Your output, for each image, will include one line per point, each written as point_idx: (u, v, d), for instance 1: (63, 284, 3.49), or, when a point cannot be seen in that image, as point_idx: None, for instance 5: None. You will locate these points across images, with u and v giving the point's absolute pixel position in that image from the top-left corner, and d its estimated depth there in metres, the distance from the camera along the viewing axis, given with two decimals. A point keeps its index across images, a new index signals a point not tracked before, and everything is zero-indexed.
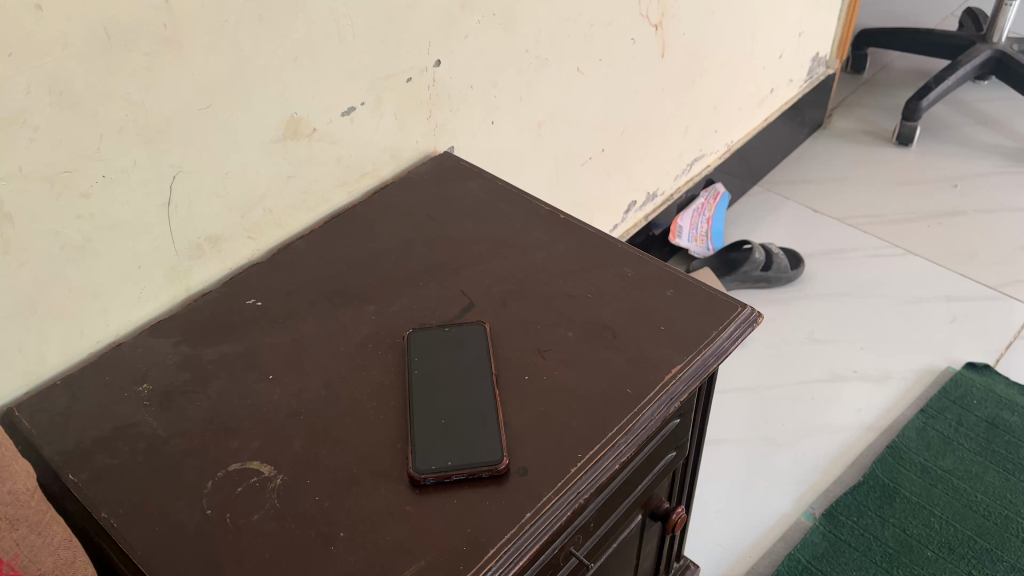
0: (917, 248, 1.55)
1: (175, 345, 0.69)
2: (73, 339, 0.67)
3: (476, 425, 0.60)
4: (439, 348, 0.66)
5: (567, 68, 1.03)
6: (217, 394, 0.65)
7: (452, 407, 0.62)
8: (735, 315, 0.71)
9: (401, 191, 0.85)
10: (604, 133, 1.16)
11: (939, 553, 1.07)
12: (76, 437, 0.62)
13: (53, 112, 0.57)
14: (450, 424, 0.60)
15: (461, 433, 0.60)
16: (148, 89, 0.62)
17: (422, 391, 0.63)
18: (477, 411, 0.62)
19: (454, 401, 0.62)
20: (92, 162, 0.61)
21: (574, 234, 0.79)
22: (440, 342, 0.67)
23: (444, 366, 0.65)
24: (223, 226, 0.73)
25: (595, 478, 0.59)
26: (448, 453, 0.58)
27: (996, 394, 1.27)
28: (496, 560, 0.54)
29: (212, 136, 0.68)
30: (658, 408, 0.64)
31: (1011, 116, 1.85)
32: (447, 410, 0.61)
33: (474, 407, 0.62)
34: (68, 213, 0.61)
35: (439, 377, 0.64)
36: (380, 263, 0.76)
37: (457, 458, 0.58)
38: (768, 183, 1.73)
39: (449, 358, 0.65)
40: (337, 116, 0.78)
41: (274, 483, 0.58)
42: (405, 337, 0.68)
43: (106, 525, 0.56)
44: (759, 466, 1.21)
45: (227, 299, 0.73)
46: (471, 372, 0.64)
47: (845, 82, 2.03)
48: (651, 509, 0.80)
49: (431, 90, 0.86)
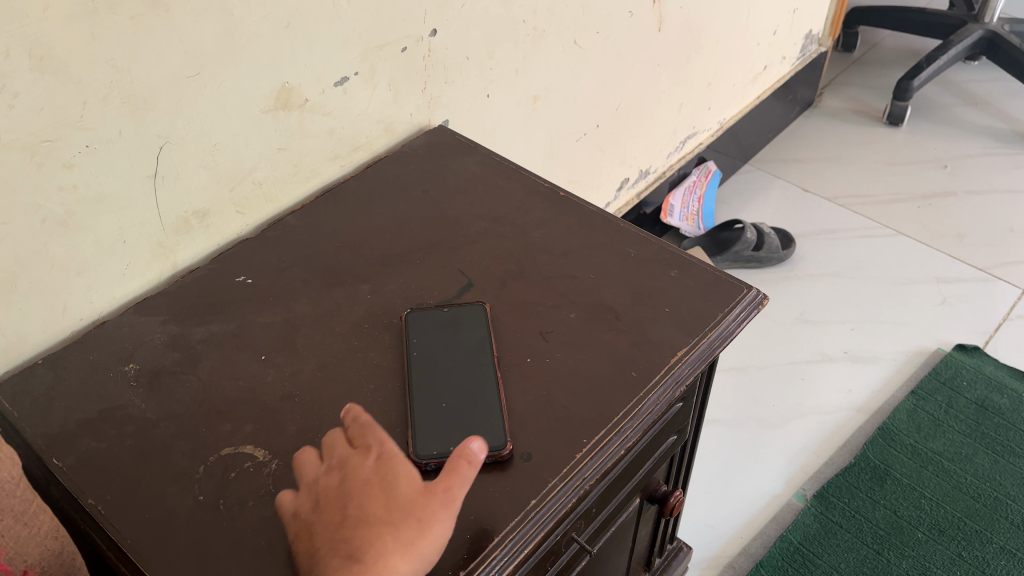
0: (908, 229, 1.54)
1: (163, 324, 0.66)
2: (55, 316, 0.64)
3: (479, 410, 0.59)
4: (439, 330, 0.64)
5: (563, 41, 1.00)
6: (207, 375, 0.62)
7: (454, 392, 0.60)
8: (740, 296, 0.69)
9: (394, 166, 0.83)
10: (599, 108, 1.14)
11: (929, 535, 1.08)
12: (61, 420, 0.59)
13: (34, 77, 0.54)
14: (452, 410, 0.58)
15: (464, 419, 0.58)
16: (135, 55, 0.59)
17: (422, 374, 0.61)
18: (479, 395, 0.60)
19: (456, 385, 0.60)
20: (75, 131, 0.58)
21: (574, 213, 0.77)
22: (439, 324, 0.65)
23: (444, 349, 0.63)
24: (212, 200, 0.71)
25: (601, 464, 0.58)
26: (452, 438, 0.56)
27: (986, 376, 1.28)
28: (501, 549, 0.52)
29: (201, 104, 0.65)
30: (664, 392, 0.62)
31: (999, 97, 1.85)
32: (449, 395, 0.59)
33: (477, 391, 0.60)
34: (50, 184, 0.58)
35: (439, 361, 0.62)
36: (376, 240, 0.74)
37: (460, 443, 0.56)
38: (759, 162, 1.71)
39: (448, 341, 0.63)
40: (329, 86, 0.75)
41: (269, 468, 0.56)
42: (403, 317, 0.66)
43: (93, 512, 0.54)
44: (750, 448, 1.20)
45: (216, 276, 0.70)
46: (472, 356, 0.62)
47: (835, 61, 2.02)
48: (649, 492, 0.79)
49: (425, 61, 0.83)
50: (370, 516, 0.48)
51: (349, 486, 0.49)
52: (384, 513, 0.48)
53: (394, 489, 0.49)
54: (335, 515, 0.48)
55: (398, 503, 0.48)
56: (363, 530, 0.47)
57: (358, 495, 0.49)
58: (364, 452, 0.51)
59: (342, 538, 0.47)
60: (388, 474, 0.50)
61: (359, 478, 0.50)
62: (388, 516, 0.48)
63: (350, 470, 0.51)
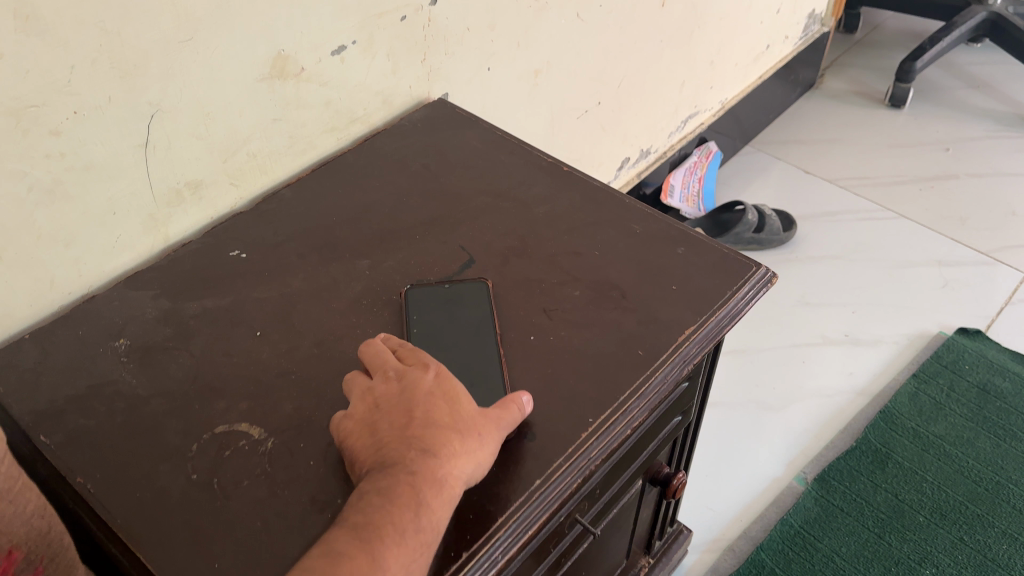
0: (910, 212, 1.53)
1: (154, 299, 0.64)
2: (42, 290, 0.62)
3: (480, 389, 0.57)
4: (439, 307, 0.62)
5: (566, 14, 0.98)
6: (200, 351, 0.60)
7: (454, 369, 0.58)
8: (749, 274, 0.67)
9: (393, 139, 0.80)
10: (601, 84, 1.12)
11: (931, 519, 1.07)
12: (49, 396, 0.57)
13: (18, 39, 0.52)
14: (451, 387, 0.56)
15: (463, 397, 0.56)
16: (125, 18, 0.56)
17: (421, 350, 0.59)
18: (480, 373, 0.58)
19: (456, 363, 0.58)
20: (62, 96, 0.56)
21: (578, 188, 0.75)
22: (440, 301, 0.63)
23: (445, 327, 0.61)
24: (205, 171, 0.68)
25: (606, 444, 0.56)
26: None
27: (988, 359, 1.26)
28: (504, 531, 0.51)
29: (193, 71, 0.63)
30: (671, 371, 0.60)
31: (1002, 80, 1.83)
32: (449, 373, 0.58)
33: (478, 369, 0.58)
34: (36, 151, 0.56)
35: (440, 339, 0.60)
36: (374, 215, 0.72)
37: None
38: (760, 143, 1.69)
39: (449, 318, 0.61)
40: (326, 55, 0.72)
41: (265, 447, 0.54)
42: (402, 293, 0.64)
43: (82, 491, 0.52)
44: (749, 431, 1.19)
45: (209, 250, 0.68)
46: (474, 333, 0.61)
47: (836, 42, 1.99)
48: (651, 474, 0.78)
49: (425, 32, 0.81)
50: (437, 421, 0.49)
51: (415, 392, 0.50)
52: (452, 422, 0.49)
53: (458, 401, 0.50)
54: (402, 418, 0.49)
55: (462, 415, 0.50)
56: (434, 431, 0.48)
57: (424, 402, 0.50)
58: (423, 364, 0.52)
59: (413, 438, 0.48)
60: (450, 386, 0.51)
61: (423, 387, 0.50)
62: (456, 425, 0.49)
63: (412, 378, 0.51)
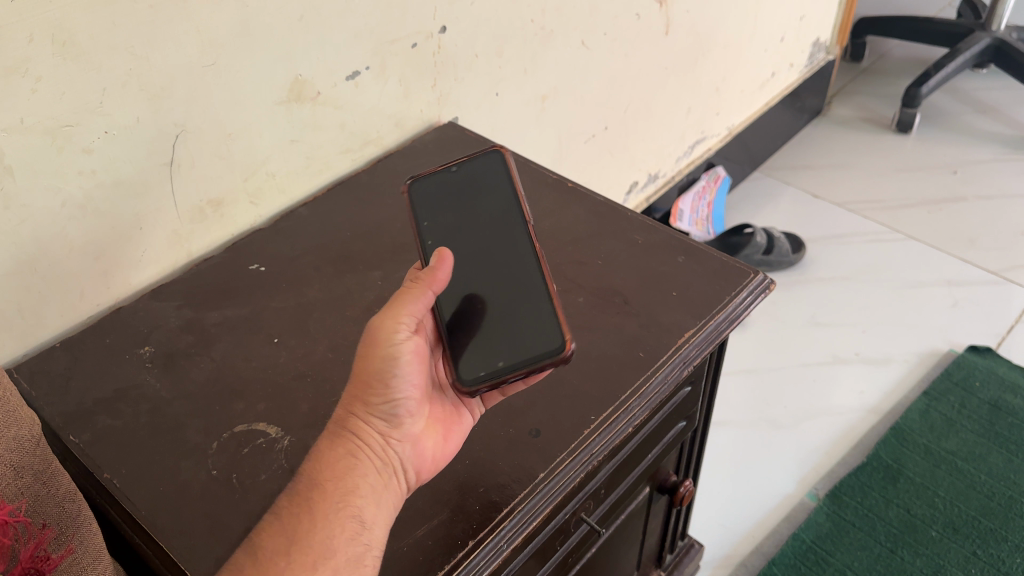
0: (918, 233, 1.55)
1: (177, 309, 0.67)
2: (74, 302, 0.65)
3: (510, 245, 0.56)
4: (468, 191, 0.59)
5: (571, 41, 1.02)
6: (221, 356, 0.63)
7: (461, 241, 0.57)
8: (748, 281, 0.70)
9: (405, 160, 0.84)
10: (607, 110, 1.16)
11: (943, 533, 1.07)
12: (77, 399, 0.60)
13: (56, 62, 0.56)
14: (471, 258, 0.56)
15: (493, 274, 0.55)
16: (152, 44, 0.60)
17: (437, 241, 0.57)
18: (505, 237, 0.57)
19: (463, 238, 0.57)
20: (94, 117, 0.59)
21: (582, 203, 0.78)
22: (451, 190, 0.59)
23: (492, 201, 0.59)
24: (227, 190, 0.72)
25: (609, 440, 0.58)
26: (475, 295, 0.55)
27: (999, 376, 1.27)
28: (509, 520, 0.53)
29: (215, 93, 0.66)
30: (671, 371, 0.63)
31: (1008, 105, 1.86)
32: (458, 243, 0.57)
33: (500, 232, 0.57)
34: (70, 168, 0.60)
35: (461, 223, 0.58)
36: (387, 230, 0.75)
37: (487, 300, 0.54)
38: (768, 170, 1.72)
39: (483, 193, 0.59)
40: (341, 79, 0.76)
41: (281, 444, 0.57)
42: (404, 193, 0.60)
43: (109, 485, 0.55)
44: (760, 449, 1.20)
45: (230, 264, 0.72)
46: (510, 204, 0.58)
47: (843, 70, 2.03)
48: (659, 482, 0.80)
49: (435, 58, 0.85)
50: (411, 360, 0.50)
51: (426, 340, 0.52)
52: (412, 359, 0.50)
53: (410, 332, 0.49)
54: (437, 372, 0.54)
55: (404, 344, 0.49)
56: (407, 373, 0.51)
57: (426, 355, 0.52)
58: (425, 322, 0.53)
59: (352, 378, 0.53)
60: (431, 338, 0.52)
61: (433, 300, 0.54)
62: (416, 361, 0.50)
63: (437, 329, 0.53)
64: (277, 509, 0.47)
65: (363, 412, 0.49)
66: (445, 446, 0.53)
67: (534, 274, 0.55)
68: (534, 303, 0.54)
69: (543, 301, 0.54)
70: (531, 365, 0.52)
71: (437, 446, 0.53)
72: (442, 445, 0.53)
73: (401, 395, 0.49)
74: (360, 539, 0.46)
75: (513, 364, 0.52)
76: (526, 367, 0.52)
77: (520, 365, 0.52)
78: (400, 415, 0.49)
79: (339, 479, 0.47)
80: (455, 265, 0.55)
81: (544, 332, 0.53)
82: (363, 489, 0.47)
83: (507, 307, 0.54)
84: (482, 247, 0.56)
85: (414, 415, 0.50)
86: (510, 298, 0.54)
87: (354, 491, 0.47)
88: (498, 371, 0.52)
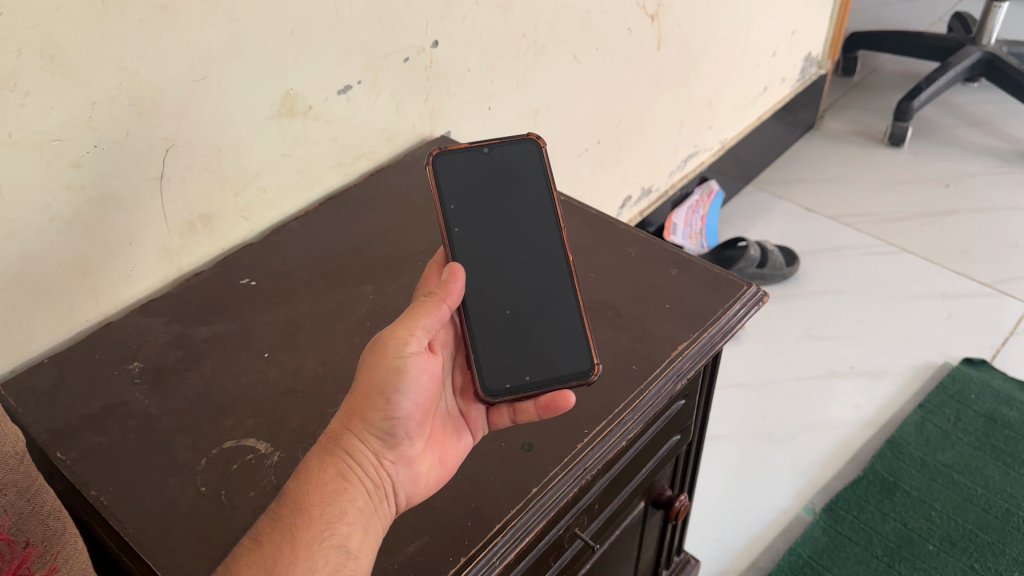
0: (912, 246, 1.55)
1: (167, 324, 0.67)
2: (62, 317, 0.65)
3: (540, 247, 0.57)
4: (497, 176, 0.57)
5: (563, 56, 1.02)
6: (210, 372, 0.63)
7: (491, 236, 0.56)
8: (740, 293, 0.69)
9: (397, 175, 0.84)
10: (601, 124, 1.16)
11: (940, 547, 1.06)
12: (65, 416, 0.60)
13: (44, 76, 0.55)
14: (501, 258, 0.56)
15: (524, 277, 0.56)
16: (142, 57, 0.60)
17: (463, 233, 0.55)
18: (537, 236, 0.57)
19: (494, 235, 0.56)
20: (83, 131, 0.59)
21: (574, 216, 0.78)
22: (475, 175, 0.56)
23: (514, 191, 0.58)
24: (217, 204, 0.72)
25: (602, 454, 0.58)
26: (505, 299, 0.55)
27: (994, 389, 1.27)
28: (501, 536, 0.52)
29: (205, 107, 0.66)
30: (664, 384, 0.62)
31: (1000, 118, 1.87)
32: (489, 238, 0.56)
33: (530, 231, 0.57)
34: (58, 183, 0.59)
35: (487, 215, 0.56)
36: (378, 244, 0.75)
37: (517, 306, 0.56)
38: (761, 184, 1.73)
39: (512, 182, 0.57)
40: (333, 94, 0.76)
41: (271, 460, 0.56)
42: (428, 165, 0.56)
43: (96, 502, 0.54)
44: (756, 463, 1.19)
45: (220, 279, 0.71)
46: (542, 199, 0.57)
47: (835, 85, 2.04)
48: (654, 496, 0.79)
49: (427, 72, 0.85)
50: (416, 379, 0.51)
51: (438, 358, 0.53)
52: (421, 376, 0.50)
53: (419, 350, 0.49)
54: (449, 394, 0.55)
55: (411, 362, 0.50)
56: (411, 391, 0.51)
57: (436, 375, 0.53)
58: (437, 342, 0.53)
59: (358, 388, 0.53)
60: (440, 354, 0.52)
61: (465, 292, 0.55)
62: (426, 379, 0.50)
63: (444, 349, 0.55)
64: (255, 533, 0.47)
65: (357, 430, 0.49)
66: (443, 470, 0.53)
67: (564, 281, 0.57)
68: (562, 318, 0.56)
69: (573, 316, 0.57)
70: (557, 385, 0.55)
71: (435, 469, 0.53)
72: (439, 468, 0.53)
73: (398, 417, 0.49)
74: (345, 568, 0.46)
75: (542, 382, 0.55)
76: (552, 385, 0.55)
77: (547, 383, 0.55)
78: (395, 438, 0.50)
79: (326, 502, 0.48)
80: (485, 268, 0.55)
81: (570, 351, 0.56)
82: (350, 513, 0.48)
83: (536, 316, 0.56)
84: (512, 246, 0.56)
85: (411, 435, 0.50)
86: (540, 308, 0.56)
87: (341, 517, 0.47)
88: (523, 385, 0.55)
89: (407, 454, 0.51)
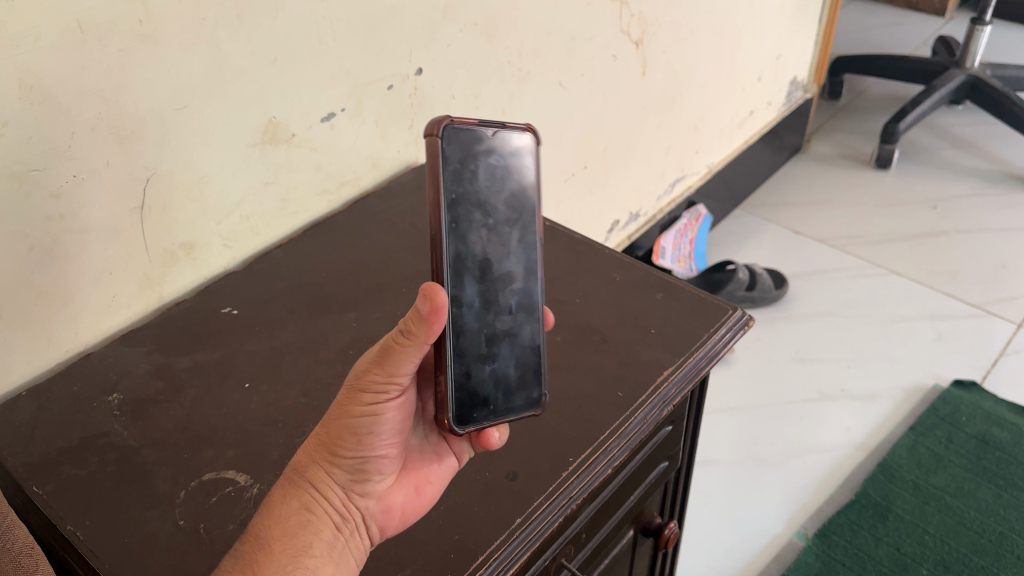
0: (900, 268, 1.55)
1: (147, 355, 0.66)
2: (41, 348, 0.64)
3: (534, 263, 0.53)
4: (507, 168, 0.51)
5: (548, 83, 1.02)
6: (191, 403, 0.62)
7: (488, 241, 0.50)
8: (725, 318, 0.69)
9: (382, 201, 0.84)
10: (588, 149, 1.16)
11: (935, 571, 1.05)
12: (42, 449, 0.59)
13: (22, 106, 0.55)
14: (491, 270, 0.51)
15: (511, 292, 0.52)
16: (122, 88, 0.60)
17: (456, 230, 0.49)
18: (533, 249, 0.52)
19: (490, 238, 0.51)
20: (62, 161, 0.59)
21: (560, 240, 0.78)
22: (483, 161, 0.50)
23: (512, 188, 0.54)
24: (199, 233, 0.71)
25: (587, 483, 0.57)
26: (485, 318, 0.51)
27: (985, 411, 1.27)
28: (485, 568, 0.51)
29: (186, 136, 0.66)
30: (650, 411, 0.62)
31: (985, 140, 1.88)
32: (484, 244, 0.50)
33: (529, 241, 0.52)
34: (37, 213, 0.59)
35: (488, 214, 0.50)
36: (362, 271, 0.74)
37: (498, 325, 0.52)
38: (749, 207, 1.73)
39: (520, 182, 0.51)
40: (316, 121, 0.76)
41: (250, 492, 0.55)
42: (435, 138, 0.48)
43: (72, 538, 0.53)
44: (749, 488, 1.18)
45: (202, 308, 0.71)
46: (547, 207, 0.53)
47: (821, 108, 2.06)
48: (644, 524, 0.78)
49: (412, 100, 0.85)
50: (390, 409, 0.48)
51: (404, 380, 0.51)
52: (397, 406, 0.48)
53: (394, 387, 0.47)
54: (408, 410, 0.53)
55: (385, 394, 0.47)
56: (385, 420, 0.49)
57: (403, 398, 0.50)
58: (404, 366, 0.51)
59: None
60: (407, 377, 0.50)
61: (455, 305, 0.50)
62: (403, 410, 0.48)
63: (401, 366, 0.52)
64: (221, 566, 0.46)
65: (328, 463, 0.47)
66: (419, 499, 0.51)
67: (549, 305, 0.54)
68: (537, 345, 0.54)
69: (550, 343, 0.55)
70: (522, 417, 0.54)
71: (410, 497, 0.51)
72: (416, 496, 0.51)
73: (370, 451, 0.47)
74: None
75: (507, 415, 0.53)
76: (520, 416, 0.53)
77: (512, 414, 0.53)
78: (368, 469, 0.48)
79: (292, 535, 0.46)
80: (474, 277, 0.50)
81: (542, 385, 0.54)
82: (317, 546, 0.46)
83: (515, 338, 0.53)
84: (504, 255, 0.51)
85: (382, 467, 0.49)
86: (519, 329, 0.53)
87: (308, 549, 0.46)
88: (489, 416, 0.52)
89: (380, 486, 0.49)
